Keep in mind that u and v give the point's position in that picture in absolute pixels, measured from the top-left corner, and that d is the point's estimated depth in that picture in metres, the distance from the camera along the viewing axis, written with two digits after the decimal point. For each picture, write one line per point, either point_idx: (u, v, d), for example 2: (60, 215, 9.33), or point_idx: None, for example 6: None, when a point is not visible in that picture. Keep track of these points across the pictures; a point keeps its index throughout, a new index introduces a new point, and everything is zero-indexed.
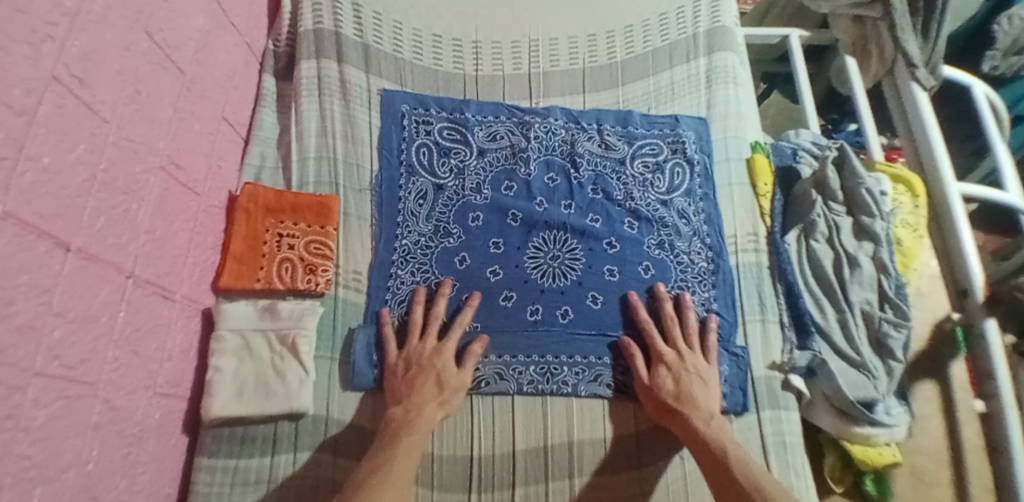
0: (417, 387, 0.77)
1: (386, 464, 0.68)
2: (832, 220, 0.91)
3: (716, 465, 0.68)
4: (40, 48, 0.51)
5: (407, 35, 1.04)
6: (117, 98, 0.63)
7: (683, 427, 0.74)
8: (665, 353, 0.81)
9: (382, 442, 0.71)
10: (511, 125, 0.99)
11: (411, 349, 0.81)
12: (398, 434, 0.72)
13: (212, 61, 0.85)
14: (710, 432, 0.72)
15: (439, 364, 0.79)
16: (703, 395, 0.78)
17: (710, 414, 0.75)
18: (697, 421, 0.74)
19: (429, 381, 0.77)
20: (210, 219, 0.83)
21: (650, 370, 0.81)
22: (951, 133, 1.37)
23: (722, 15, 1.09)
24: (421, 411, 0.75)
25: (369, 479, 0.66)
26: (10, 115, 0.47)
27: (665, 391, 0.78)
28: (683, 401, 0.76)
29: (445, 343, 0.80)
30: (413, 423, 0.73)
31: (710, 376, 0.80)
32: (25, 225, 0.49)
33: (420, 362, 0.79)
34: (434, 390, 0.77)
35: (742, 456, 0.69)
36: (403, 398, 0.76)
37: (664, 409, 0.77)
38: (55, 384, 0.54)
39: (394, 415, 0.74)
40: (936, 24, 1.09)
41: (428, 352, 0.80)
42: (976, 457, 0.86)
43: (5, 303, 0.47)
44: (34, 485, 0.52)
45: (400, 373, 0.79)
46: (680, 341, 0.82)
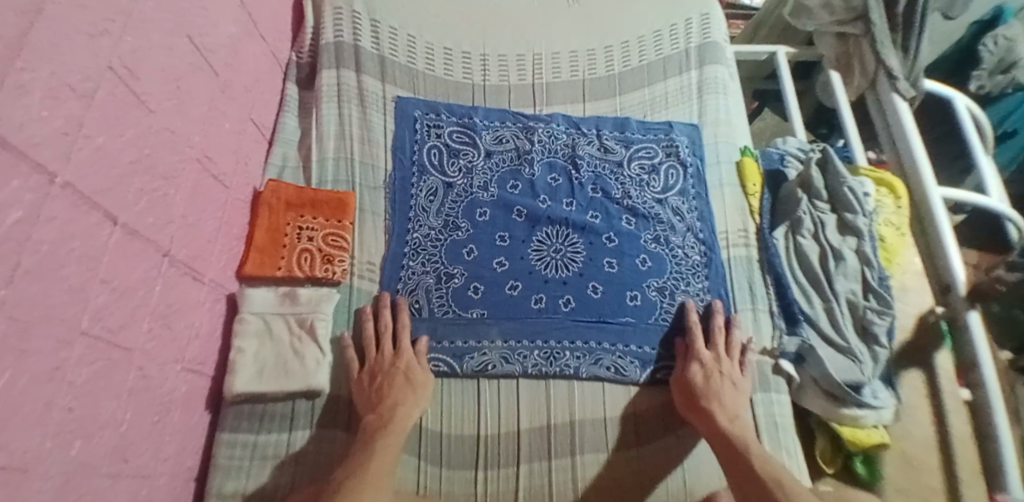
0: (391, 392, 0.79)
1: (365, 464, 0.69)
2: (817, 217, 0.99)
3: (740, 464, 0.71)
4: (98, 41, 0.58)
5: (421, 49, 1.12)
6: (161, 93, 0.70)
7: (706, 422, 0.78)
8: (703, 355, 0.84)
9: (361, 444, 0.73)
10: (516, 129, 1.06)
11: (370, 363, 0.83)
12: (376, 437, 0.73)
13: (242, 67, 0.94)
14: (733, 429, 0.76)
15: (402, 365, 0.82)
16: (732, 396, 0.81)
17: (733, 414, 0.78)
18: (721, 417, 0.77)
19: (402, 384, 0.80)
20: (236, 211, 0.89)
21: (683, 367, 0.85)
22: (941, 150, 1.43)
23: (712, 32, 1.17)
24: (393, 413, 0.76)
25: (345, 483, 0.66)
26: (71, 97, 0.54)
27: (694, 385, 0.82)
28: (711, 398, 0.80)
29: (401, 350, 0.84)
30: (387, 427, 0.74)
31: (741, 384, 0.83)
32: (80, 196, 0.56)
33: (382, 370, 0.81)
34: (405, 388, 0.80)
35: (763, 454, 0.72)
36: (376, 405, 0.78)
37: (692, 405, 0.80)
38: (98, 345, 0.59)
39: (369, 422, 0.76)
40: (915, 42, 1.17)
41: (388, 361, 0.82)
42: (963, 444, 0.87)
43: (57, 264, 0.53)
44: (75, 436, 0.56)
45: (366, 384, 0.81)
46: (721, 348, 0.86)
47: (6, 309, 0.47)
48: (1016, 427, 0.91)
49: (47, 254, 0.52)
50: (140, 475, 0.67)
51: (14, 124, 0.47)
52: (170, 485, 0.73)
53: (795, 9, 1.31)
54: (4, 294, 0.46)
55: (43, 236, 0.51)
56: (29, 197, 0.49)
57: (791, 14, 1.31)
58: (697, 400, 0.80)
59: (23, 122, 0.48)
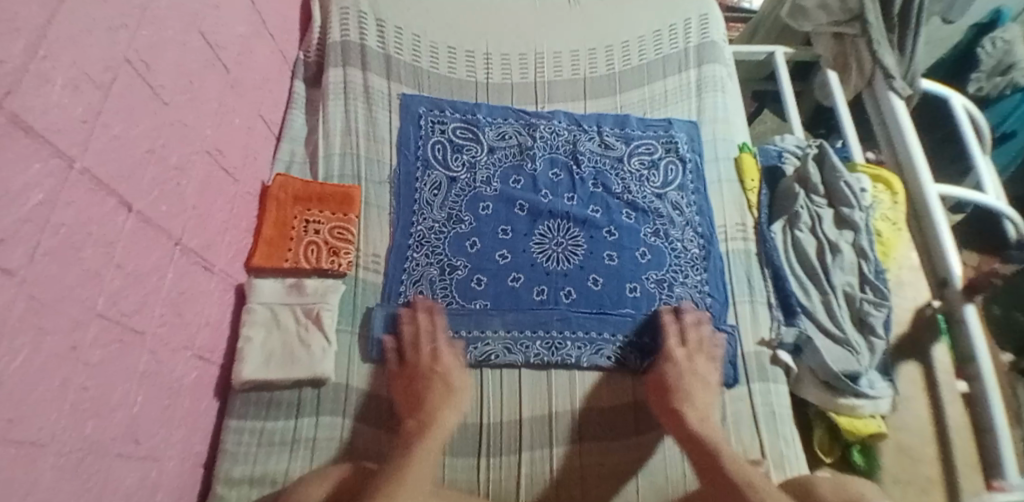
0: (431, 396, 0.79)
1: (400, 468, 0.67)
2: (814, 211, 1.02)
3: (710, 463, 0.70)
4: (116, 34, 0.61)
5: (425, 48, 1.15)
6: (175, 86, 0.73)
7: (676, 420, 0.77)
8: (675, 354, 0.84)
9: (400, 448, 0.72)
10: (518, 126, 1.09)
11: (408, 367, 0.84)
12: (416, 439, 0.73)
13: (252, 64, 0.96)
14: (704, 429, 0.75)
15: (440, 369, 0.82)
16: (701, 394, 0.81)
17: (704, 414, 0.78)
18: (691, 417, 0.77)
19: (442, 389, 0.80)
20: (245, 204, 0.92)
21: (656, 367, 0.85)
22: (939, 152, 1.42)
23: (711, 32, 1.20)
24: (433, 418, 0.76)
25: (385, 482, 0.65)
26: (90, 86, 0.57)
27: (665, 384, 0.82)
28: (682, 398, 0.79)
29: (438, 352, 0.84)
30: (426, 431, 0.74)
31: (711, 382, 0.83)
32: (97, 182, 0.58)
33: (419, 374, 0.82)
34: (443, 392, 0.80)
35: (734, 455, 0.71)
36: (416, 409, 0.78)
37: (667, 407, 0.79)
38: (112, 327, 0.61)
39: (409, 426, 0.76)
40: (910, 42, 1.20)
41: (426, 364, 0.83)
42: (962, 435, 0.88)
43: (75, 247, 0.55)
44: (89, 414, 0.58)
45: (405, 388, 0.82)
46: (690, 345, 0.86)
47: (27, 287, 0.49)
48: (1016, 427, 0.91)
49: (65, 237, 0.54)
50: (150, 458, 0.69)
51: (35, 110, 0.49)
52: (179, 468, 0.75)
53: (792, 11, 1.32)
54: (25, 273, 0.48)
55: (63, 219, 0.53)
56: (49, 181, 0.51)
57: (788, 15, 1.33)
58: (668, 399, 0.80)
59: (44, 109, 0.50)
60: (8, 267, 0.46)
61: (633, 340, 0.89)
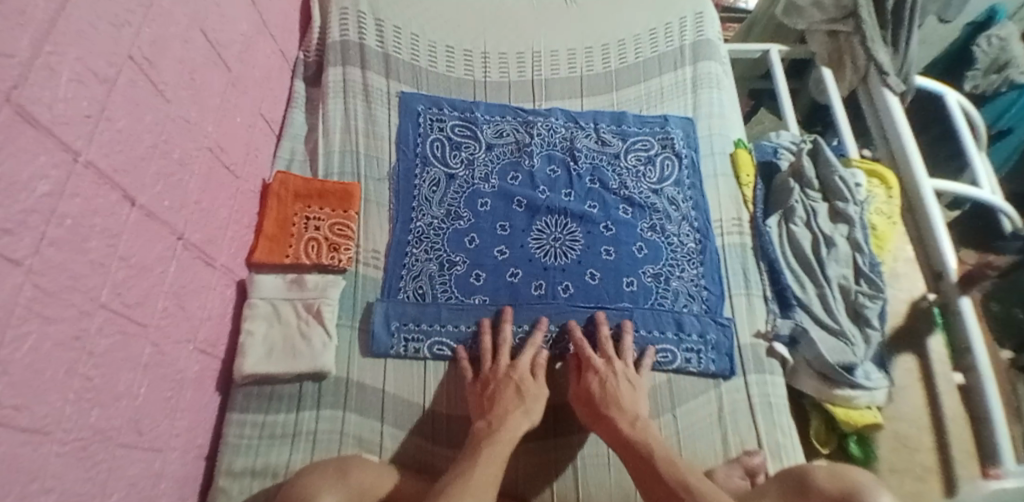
0: (503, 402, 0.78)
1: (467, 472, 0.67)
2: (809, 205, 1.04)
3: (647, 467, 0.69)
4: (120, 30, 0.62)
5: (424, 46, 1.16)
6: (178, 83, 0.74)
7: (608, 429, 0.76)
8: (595, 362, 0.83)
9: (469, 451, 0.72)
10: (516, 124, 1.10)
11: (484, 374, 0.84)
12: (483, 444, 0.72)
13: (253, 63, 0.97)
14: (635, 434, 0.74)
15: (517, 375, 0.82)
16: (630, 398, 0.79)
17: (634, 416, 0.77)
18: (622, 423, 0.75)
19: (515, 395, 0.79)
20: (246, 201, 0.93)
21: (580, 375, 0.83)
22: (935, 151, 1.42)
23: (706, 30, 1.21)
24: (502, 421, 0.76)
25: (449, 487, 0.64)
26: (94, 81, 0.58)
27: (591, 392, 0.80)
28: (610, 404, 0.78)
29: (518, 361, 0.83)
30: (494, 437, 0.73)
31: (637, 384, 0.82)
32: (102, 175, 0.59)
33: (496, 379, 0.82)
34: (514, 398, 0.79)
35: (670, 457, 0.70)
36: (487, 412, 0.78)
37: (596, 416, 0.78)
38: (117, 319, 0.62)
39: (479, 428, 0.76)
40: (905, 36, 1.22)
41: (503, 371, 0.82)
42: (958, 424, 0.89)
43: (81, 239, 0.56)
44: (94, 403, 0.59)
45: (479, 393, 0.82)
46: (610, 353, 0.85)
47: (33, 276, 0.50)
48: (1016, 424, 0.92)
49: (71, 228, 0.55)
50: (153, 449, 0.70)
51: (41, 104, 0.50)
52: (181, 460, 0.76)
53: (786, 9, 1.32)
54: (31, 262, 0.49)
55: (68, 210, 0.54)
56: (54, 173, 0.52)
57: (782, 12, 1.33)
58: (595, 407, 0.79)
59: (50, 103, 0.51)
60: (15, 256, 0.47)
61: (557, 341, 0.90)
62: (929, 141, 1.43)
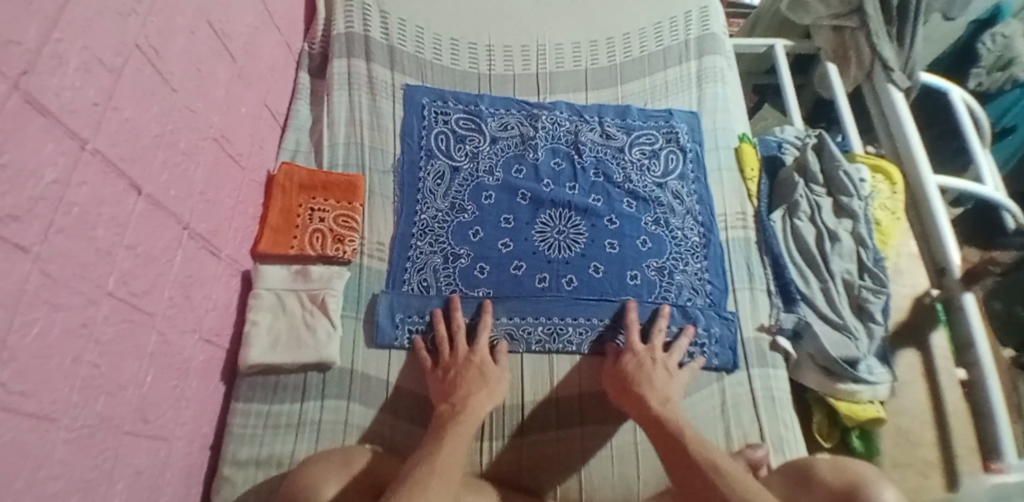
0: (466, 385, 0.79)
1: (433, 455, 0.66)
2: (813, 200, 1.04)
3: (674, 452, 0.67)
4: (127, 20, 0.62)
5: (429, 39, 1.16)
6: (184, 74, 0.74)
7: (637, 405, 0.77)
8: (636, 347, 0.85)
9: (433, 434, 0.71)
10: (520, 117, 1.10)
11: (443, 362, 0.84)
12: (447, 426, 0.72)
13: (258, 54, 0.97)
14: (664, 411, 0.74)
15: (477, 358, 0.83)
16: (662, 382, 0.80)
17: (665, 397, 0.78)
18: (652, 401, 0.76)
19: (477, 378, 0.81)
20: (251, 192, 0.93)
21: (616, 358, 0.85)
22: (939, 149, 1.42)
23: (711, 24, 1.21)
24: (465, 403, 0.76)
25: (416, 469, 0.63)
26: (102, 71, 0.58)
27: (625, 371, 0.82)
28: (641, 382, 0.79)
29: (476, 346, 0.85)
30: (459, 417, 0.74)
31: (675, 374, 0.83)
32: (109, 164, 0.59)
33: (457, 365, 0.83)
34: (479, 378, 0.81)
35: (697, 437, 0.69)
36: (450, 395, 0.79)
37: (626, 392, 0.79)
38: (123, 307, 0.62)
39: (443, 412, 0.76)
40: (909, 32, 1.21)
41: (463, 356, 0.84)
42: (960, 418, 0.89)
43: (88, 227, 0.56)
44: (101, 391, 0.59)
45: (441, 378, 0.82)
46: (658, 347, 0.86)
47: (40, 263, 0.50)
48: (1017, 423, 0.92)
49: (78, 216, 0.55)
50: (159, 437, 0.70)
51: (49, 92, 0.50)
52: (187, 449, 0.76)
53: (793, 5, 1.34)
54: (39, 250, 0.50)
55: (76, 199, 0.54)
56: (62, 161, 0.52)
57: (789, 8, 1.35)
58: (628, 389, 0.79)
59: (58, 91, 0.51)
60: (22, 243, 0.47)
61: (609, 331, 0.90)
62: (932, 138, 1.43)
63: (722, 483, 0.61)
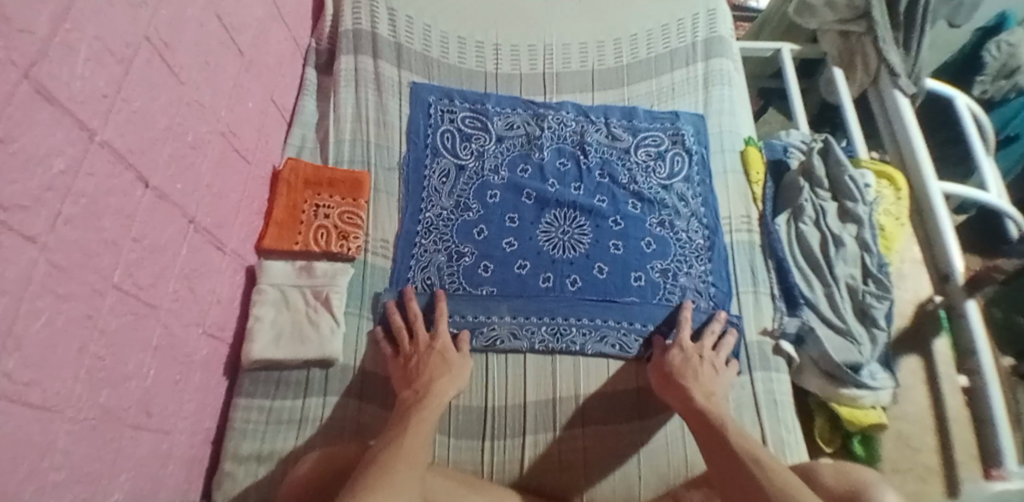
0: (428, 373, 0.80)
1: (397, 441, 0.67)
2: (818, 204, 1.04)
3: (719, 444, 0.69)
4: (138, 10, 0.62)
5: (436, 37, 1.16)
6: (193, 66, 0.74)
7: (681, 397, 0.78)
8: (685, 342, 0.85)
9: (397, 419, 0.73)
10: (527, 116, 1.10)
11: (404, 351, 0.84)
12: (411, 411, 0.74)
13: (266, 48, 0.97)
14: (708, 405, 0.76)
15: (438, 345, 0.84)
16: (709, 377, 0.81)
17: (708, 391, 0.79)
18: (697, 394, 0.77)
19: (438, 365, 0.81)
20: (257, 187, 0.93)
21: (663, 351, 0.86)
22: (942, 157, 1.42)
23: (719, 27, 1.21)
24: (428, 388, 0.78)
25: (381, 453, 0.65)
26: (111, 61, 0.58)
27: (670, 364, 0.83)
28: (686, 375, 0.80)
29: (437, 333, 0.85)
30: (421, 403, 0.75)
31: (722, 370, 0.84)
32: (117, 155, 0.59)
33: (419, 353, 0.83)
34: (441, 364, 0.82)
35: (740, 431, 0.71)
36: (413, 381, 0.80)
37: (671, 384, 0.80)
38: (128, 299, 0.62)
39: (406, 397, 0.77)
40: (916, 40, 1.20)
41: (424, 343, 0.84)
42: (961, 426, 0.88)
43: (96, 219, 0.57)
44: (104, 383, 0.59)
45: (401, 366, 0.83)
46: (707, 343, 0.87)
47: (47, 253, 0.50)
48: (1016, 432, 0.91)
49: (85, 206, 0.55)
50: (162, 430, 0.70)
51: (59, 81, 0.50)
52: (189, 443, 0.77)
53: (799, 8, 1.31)
54: (46, 239, 0.50)
55: (83, 189, 0.54)
56: (71, 150, 0.52)
57: (795, 12, 1.32)
58: (674, 381, 0.80)
59: (69, 81, 0.51)
60: (29, 232, 0.47)
61: (659, 329, 0.91)
62: (937, 146, 1.43)
63: (763, 477, 0.62)
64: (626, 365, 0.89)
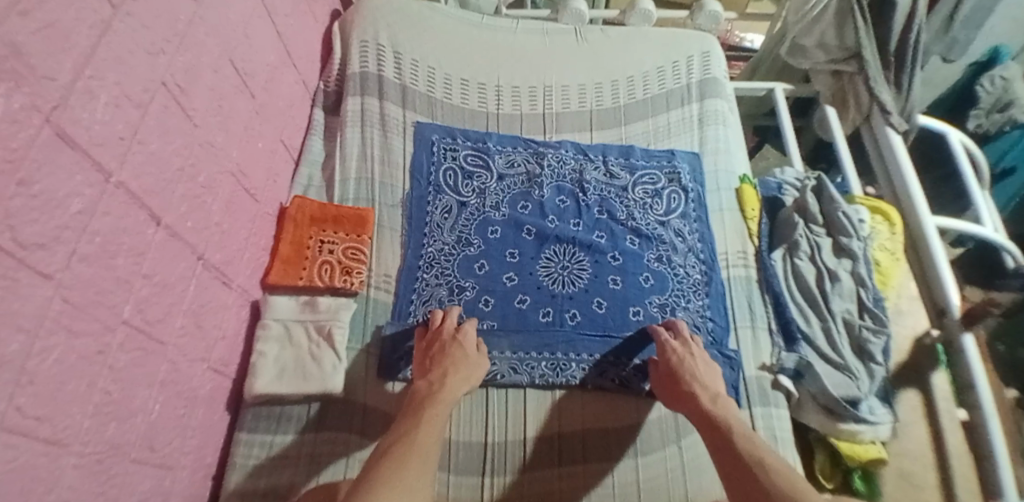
0: (446, 363, 0.82)
1: (411, 433, 0.69)
2: (813, 240, 1.07)
3: (724, 449, 0.69)
4: (156, 58, 0.66)
5: (439, 79, 1.21)
6: (206, 109, 0.78)
7: (688, 402, 0.79)
8: (671, 345, 0.87)
9: (408, 412, 0.74)
10: (527, 154, 1.14)
11: (429, 335, 0.88)
12: (424, 407, 0.74)
13: (277, 91, 1.02)
14: (715, 409, 0.76)
15: (461, 339, 0.86)
16: (710, 378, 0.82)
17: (715, 393, 0.79)
18: (703, 397, 0.78)
19: (458, 355, 0.83)
20: (265, 224, 0.96)
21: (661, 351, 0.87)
22: (940, 191, 1.43)
23: (713, 69, 1.26)
24: (442, 382, 0.79)
25: (393, 447, 0.66)
26: (129, 105, 0.61)
27: (672, 372, 0.84)
28: (689, 380, 0.81)
29: (462, 327, 0.88)
30: (436, 397, 0.76)
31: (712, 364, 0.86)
32: (132, 196, 0.62)
33: (442, 340, 0.86)
34: (458, 353, 0.84)
35: (747, 433, 0.71)
36: (429, 373, 0.81)
37: (677, 393, 0.81)
38: (136, 335, 0.64)
39: (419, 388, 0.78)
40: (907, 78, 1.24)
41: (449, 332, 0.87)
42: (962, 462, 0.88)
43: (110, 257, 0.59)
44: (111, 419, 0.60)
45: (423, 352, 0.85)
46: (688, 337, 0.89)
47: (62, 290, 0.52)
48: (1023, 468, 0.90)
49: (100, 245, 0.57)
50: (164, 466, 0.71)
51: (80, 125, 0.53)
52: (190, 479, 0.77)
53: (792, 49, 1.37)
54: (61, 277, 0.52)
55: (99, 228, 0.57)
56: (88, 192, 0.55)
57: (788, 53, 1.38)
58: (679, 381, 0.82)
59: (88, 125, 0.55)
60: (45, 270, 0.50)
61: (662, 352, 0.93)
62: (936, 180, 1.44)
63: (765, 478, 0.63)
64: (625, 400, 0.90)
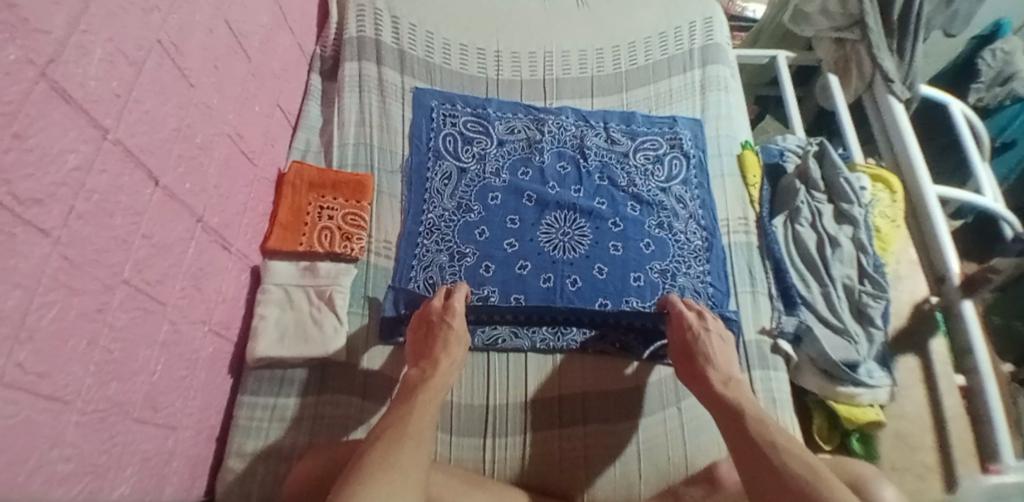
0: (438, 348, 0.80)
1: (404, 419, 0.68)
2: (814, 206, 1.07)
3: (737, 430, 0.68)
4: (150, 15, 0.64)
5: (438, 44, 1.19)
6: (201, 70, 0.76)
7: (701, 386, 0.78)
8: (688, 319, 0.85)
9: (399, 400, 0.73)
10: (527, 121, 1.12)
11: (420, 316, 0.86)
12: (414, 393, 0.73)
13: (273, 53, 1.00)
14: (727, 392, 0.75)
15: (449, 320, 0.83)
16: (723, 359, 0.81)
17: (727, 377, 0.78)
18: (715, 381, 0.77)
19: (448, 337, 0.81)
20: (263, 189, 0.95)
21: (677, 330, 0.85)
22: (941, 164, 1.43)
23: (715, 35, 1.24)
24: (434, 369, 0.77)
25: (389, 427, 0.66)
26: (124, 62, 0.60)
27: (687, 354, 0.83)
28: (703, 362, 0.80)
29: (451, 305, 0.85)
30: (429, 382, 0.75)
31: (726, 339, 0.84)
32: (130, 154, 0.61)
33: (431, 322, 0.84)
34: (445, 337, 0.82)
35: (760, 416, 0.70)
36: (421, 360, 0.80)
37: (693, 374, 0.81)
38: (136, 294, 0.63)
39: (410, 376, 0.77)
40: (909, 47, 1.20)
41: (437, 313, 0.84)
42: (958, 424, 0.90)
43: (107, 216, 0.58)
44: (113, 377, 0.60)
45: (417, 335, 0.84)
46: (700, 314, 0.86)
47: (60, 247, 0.51)
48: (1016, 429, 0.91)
49: (98, 203, 0.56)
50: (166, 426, 0.71)
51: (74, 80, 0.52)
52: (193, 440, 0.77)
53: (794, 16, 1.35)
54: (59, 234, 0.51)
55: (96, 186, 0.56)
56: (84, 147, 0.54)
57: (791, 20, 1.36)
58: (693, 363, 0.81)
59: (82, 80, 0.53)
60: (43, 226, 0.49)
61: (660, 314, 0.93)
62: (936, 152, 1.44)
63: (780, 463, 0.62)
64: (625, 364, 0.91)
